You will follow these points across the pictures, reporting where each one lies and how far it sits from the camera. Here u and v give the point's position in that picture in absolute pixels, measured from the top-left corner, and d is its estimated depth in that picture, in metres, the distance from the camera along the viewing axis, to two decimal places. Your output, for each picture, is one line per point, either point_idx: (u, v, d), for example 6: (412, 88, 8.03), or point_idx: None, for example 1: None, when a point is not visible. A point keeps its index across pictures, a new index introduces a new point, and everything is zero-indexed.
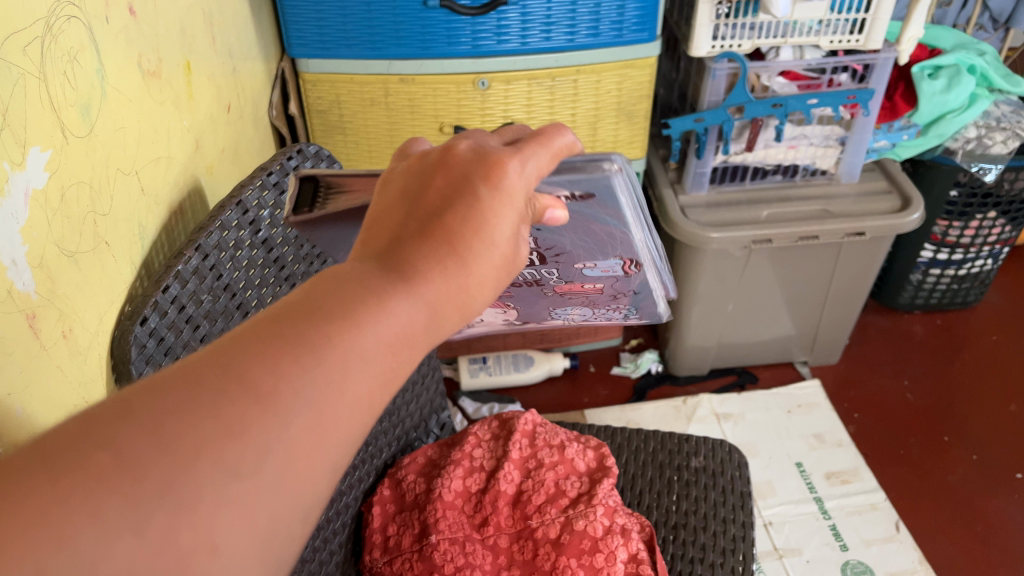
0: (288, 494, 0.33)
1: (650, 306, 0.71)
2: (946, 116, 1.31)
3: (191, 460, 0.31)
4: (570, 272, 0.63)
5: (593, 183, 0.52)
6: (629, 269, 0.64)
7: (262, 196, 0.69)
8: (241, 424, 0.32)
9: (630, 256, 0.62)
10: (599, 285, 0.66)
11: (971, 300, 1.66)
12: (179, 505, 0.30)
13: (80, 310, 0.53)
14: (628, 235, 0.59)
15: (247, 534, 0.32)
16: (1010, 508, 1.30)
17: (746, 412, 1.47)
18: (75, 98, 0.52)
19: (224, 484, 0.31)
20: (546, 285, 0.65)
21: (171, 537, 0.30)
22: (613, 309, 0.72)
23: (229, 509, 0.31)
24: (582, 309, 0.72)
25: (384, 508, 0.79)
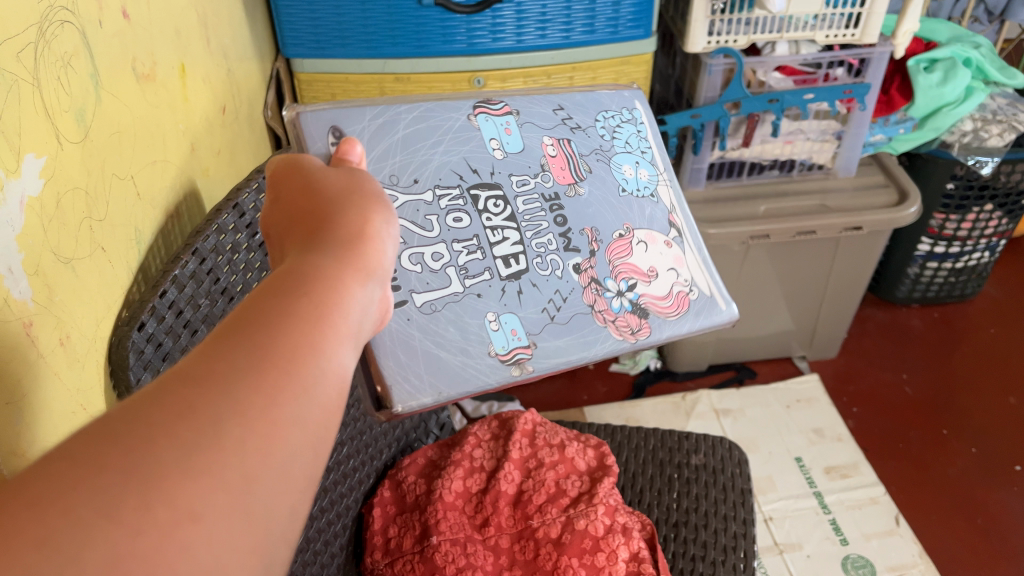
0: (260, 447, 0.31)
1: (609, 95, 0.76)
2: (942, 109, 1.31)
3: (144, 440, 0.29)
4: (525, 164, 0.67)
5: (316, 123, 0.62)
6: (498, 108, 0.70)
7: (259, 199, 0.69)
8: (186, 405, 0.31)
9: (464, 105, 0.68)
10: (542, 140, 0.69)
11: (968, 293, 1.66)
12: (147, 483, 0.28)
13: (78, 317, 0.52)
14: (422, 103, 0.67)
15: (225, 496, 0.30)
16: (1010, 500, 1.31)
17: (745, 407, 1.47)
18: (70, 104, 0.51)
19: (187, 453, 0.29)
20: (555, 188, 0.66)
21: (142, 512, 0.28)
22: (605, 142, 0.72)
23: (201, 480, 0.29)
24: (622, 156, 0.72)
25: (384, 510, 0.79)
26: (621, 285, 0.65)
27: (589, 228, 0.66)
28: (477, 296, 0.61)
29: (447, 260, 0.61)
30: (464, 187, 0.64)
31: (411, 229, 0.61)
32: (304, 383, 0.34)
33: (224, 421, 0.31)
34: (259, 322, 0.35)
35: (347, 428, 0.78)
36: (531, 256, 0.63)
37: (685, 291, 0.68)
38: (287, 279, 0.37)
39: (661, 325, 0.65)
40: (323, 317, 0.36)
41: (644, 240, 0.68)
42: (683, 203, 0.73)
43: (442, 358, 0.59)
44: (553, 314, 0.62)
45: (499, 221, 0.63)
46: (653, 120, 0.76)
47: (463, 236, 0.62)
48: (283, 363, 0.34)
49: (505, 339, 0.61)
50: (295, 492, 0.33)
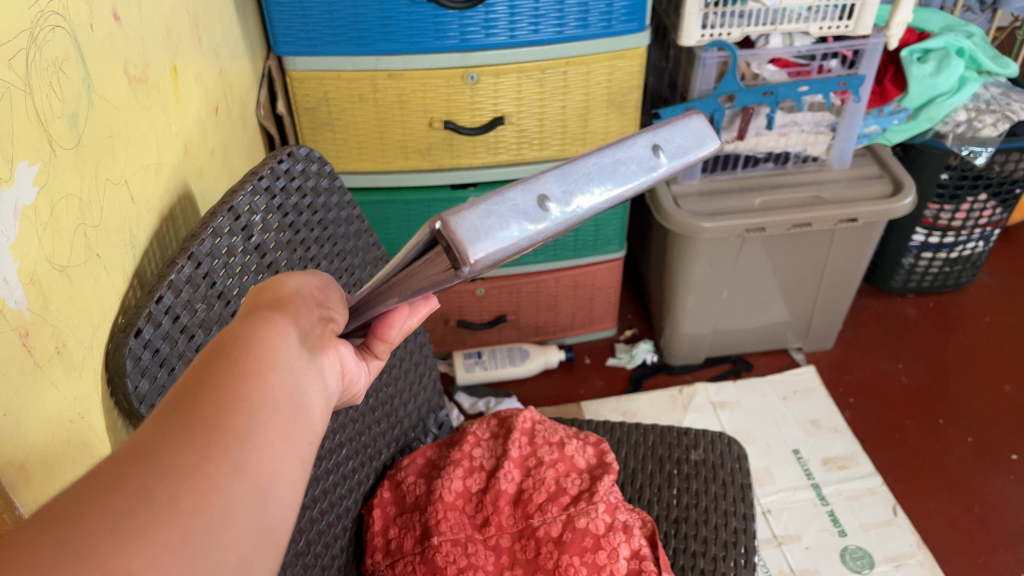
0: (196, 502, 0.33)
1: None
2: (936, 100, 1.31)
3: (74, 516, 0.30)
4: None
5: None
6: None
7: (254, 201, 0.68)
8: (113, 479, 0.32)
9: None
10: None
11: (963, 282, 1.66)
12: (79, 554, 0.29)
13: (74, 324, 0.52)
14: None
15: (162, 556, 0.31)
16: (1007, 488, 1.31)
17: (742, 399, 1.47)
18: (63, 109, 0.51)
19: (118, 521, 0.31)
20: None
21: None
22: None
23: (138, 543, 0.30)
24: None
25: (384, 511, 0.79)
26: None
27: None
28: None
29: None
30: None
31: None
32: (237, 434, 0.36)
33: (155, 485, 0.32)
34: (185, 395, 0.37)
35: (346, 429, 0.78)
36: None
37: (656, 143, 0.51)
38: (210, 349, 0.39)
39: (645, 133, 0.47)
40: (247, 370, 0.38)
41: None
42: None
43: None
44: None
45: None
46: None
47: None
48: (210, 419, 0.36)
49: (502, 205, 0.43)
50: (245, 537, 0.34)
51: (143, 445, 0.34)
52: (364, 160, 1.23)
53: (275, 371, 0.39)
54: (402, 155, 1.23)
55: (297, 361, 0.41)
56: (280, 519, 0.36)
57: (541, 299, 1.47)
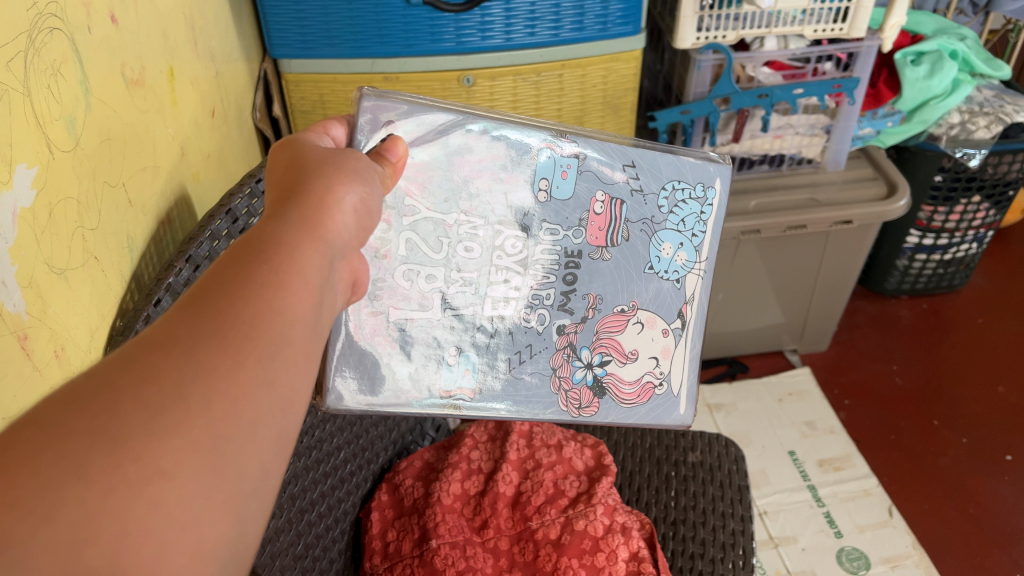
0: (226, 405, 0.33)
1: (693, 165, 0.68)
2: (931, 102, 1.32)
3: (108, 406, 0.31)
4: (562, 215, 0.65)
5: (375, 113, 0.58)
6: (566, 149, 0.64)
7: (252, 204, 0.68)
8: (147, 371, 0.32)
9: (535, 132, 0.63)
10: (597, 194, 0.65)
11: (956, 284, 1.67)
12: (114, 440, 0.30)
13: (71, 328, 0.52)
14: (493, 119, 0.62)
15: (195, 455, 0.32)
16: (1002, 489, 1.32)
17: (737, 401, 1.47)
18: (60, 112, 0.51)
19: (154, 416, 0.31)
20: (581, 245, 0.66)
21: (112, 472, 0.29)
22: (665, 207, 0.68)
23: (169, 441, 0.31)
24: (669, 232, 0.68)
25: (383, 514, 0.79)
26: (595, 357, 0.69)
27: (593, 294, 0.67)
28: (452, 331, 0.65)
29: (440, 285, 0.63)
30: (491, 222, 0.63)
31: (419, 245, 0.62)
32: (267, 346, 0.36)
33: (187, 380, 0.33)
34: (219, 292, 0.36)
35: (343, 433, 0.77)
36: (523, 305, 0.66)
37: (654, 383, 0.71)
38: (246, 243, 0.39)
39: (611, 406, 0.70)
40: (283, 283, 0.38)
41: (644, 322, 0.70)
42: (706, 299, 0.71)
43: (389, 378, 0.64)
44: (515, 365, 0.67)
45: (506, 264, 0.64)
46: (724, 204, 0.70)
47: (467, 270, 0.63)
48: (245, 328, 0.35)
49: (455, 377, 0.66)
50: (266, 447, 0.35)
51: (175, 336, 0.34)
52: None
53: (309, 289, 0.39)
54: None
55: (326, 282, 0.41)
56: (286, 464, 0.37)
57: None
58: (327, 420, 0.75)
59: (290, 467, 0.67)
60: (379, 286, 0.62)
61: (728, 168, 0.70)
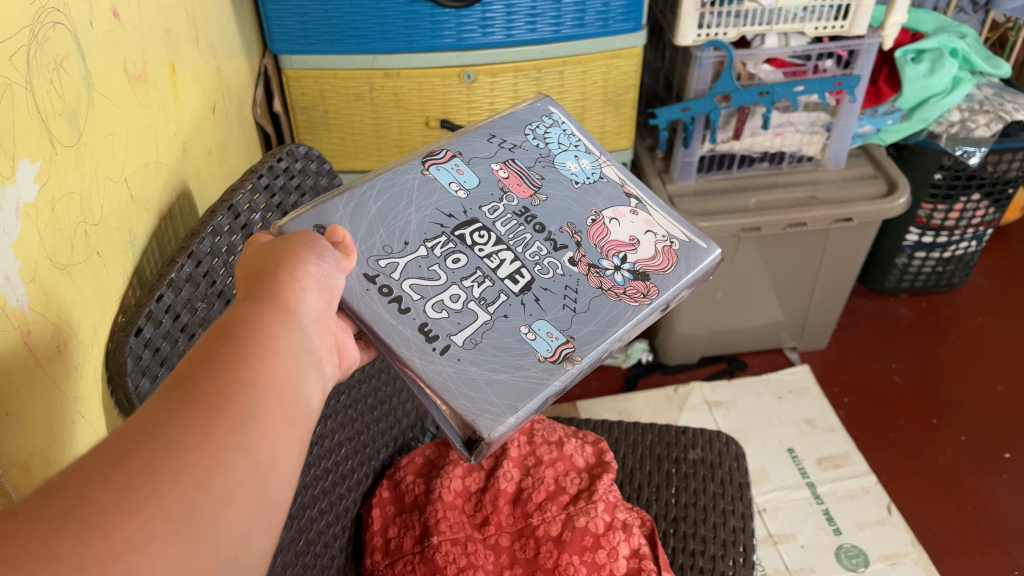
0: (197, 478, 0.34)
1: (526, 111, 0.75)
2: (930, 100, 1.32)
3: (80, 490, 0.32)
4: (489, 194, 0.66)
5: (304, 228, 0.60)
6: (444, 155, 0.68)
7: (254, 200, 0.68)
8: (118, 453, 0.34)
9: (413, 163, 0.67)
10: (493, 167, 0.68)
11: (955, 282, 1.67)
12: (84, 525, 0.31)
13: (74, 325, 0.51)
14: (378, 175, 0.65)
15: (166, 526, 0.32)
16: (1000, 488, 1.32)
17: (737, 399, 1.47)
18: (63, 107, 0.51)
19: (122, 494, 0.32)
20: (521, 204, 0.65)
21: (80, 549, 0.30)
22: (542, 145, 0.71)
23: (138, 514, 0.32)
24: (562, 155, 0.71)
25: (384, 510, 0.79)
26: (614, 260, 0.64)
27: (564, 225, 0.65)
28: (506, 317, 0.59)
29: (464, 297, 0.59)
30: (449, 230, 0.62)
31: (423, 283, 0.59)
32: (239, 415, 0.37)
33: (157, 461, 0.34)
34: (188, 377, 0.38)
35: (345, 429, 0.78)
36: (532, 266, 0.62)
37: (668, 244, 0.67)
38: (214, 330, 0.41)
39: (665, 279, 0.64)
40: (251, 353, 0.39)
41: (613, 216, 0.67)
42: (626, 170, 0.72)
43: (504, 379, 0.56)
44: (574, 305, 0.60)
45: (491, 250, 0.62)
46: (572, 117, 0.76)
47: (466, 270, 0.60)
48: (214, 401, 0.37)
49: (546, 343, 0.58)
50: (247, 508, 0.35)
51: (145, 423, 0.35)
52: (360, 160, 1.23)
53: (279, 358, 0.40)
54: (397, 155, 1.23)
55: (302, 348, 0.42)
56: (279, 503, 0.37)
57: None
58: (329, 416, 0.75)
59: None
60: (425, 329, 0.57)
61: (544, 98, 0.77)
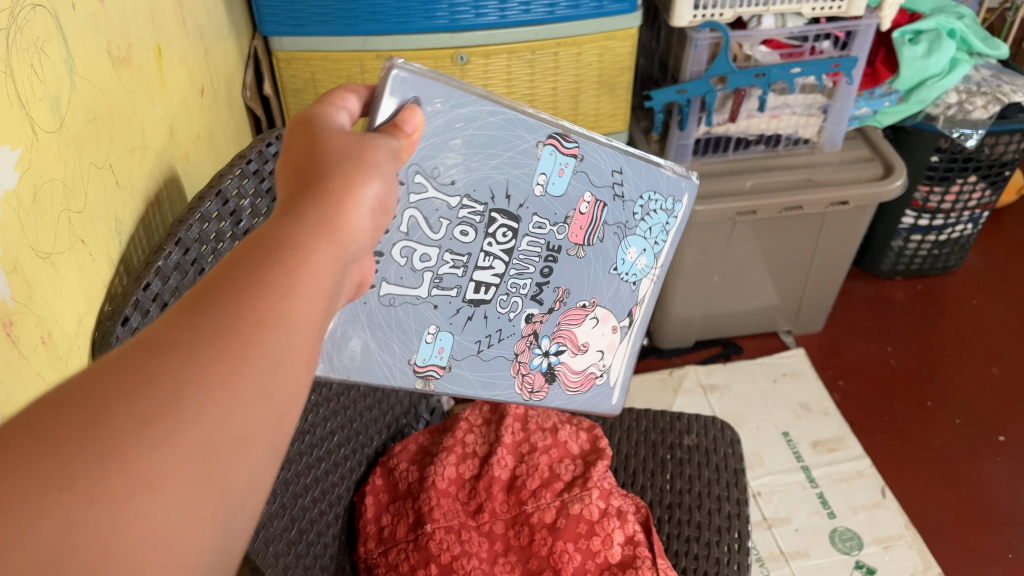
0: (218, 417, 0.31)
1: (670, 179, 0.68)
2: (927, 81, 1.31)
3: (98, 413, 0.29)
4: (552, 208, 0.62)
5: (404, 84, 0.52)
6: (568, 147, 0.61)
7: (242, 185, 0.67)
8: (141, 375, 0.31)
9: (542, 126, 0.59)
10: (585, 193, 0.63)
11: (951, 265, 1.67)
12: (103, 450, 0.29)
13: (58, 315, 0.50)
14: (509, 109, 0.57)
15: (184, 467, 0.30)
16: (995, 470, 1.32)
17: (732, 382, 1.47)
18: (44, 91, 0.49)
19: (144, 424, 0.29)
20: (562, 241, 0.64)
21: (100, 482, 0.28)
22: (637, 214, 0.67)
23: (159, 450, 0.29)
24: (637, 238, 0.68)
25: (377, 498, 0.78)
26: (551, 347, 0.70)
27: (563, 288, 0.66)
28: (433, 307, 0.62)
29: (431, 265, 0.59)
30: (490, 208, 0.59)
31: (420, 224, 0.57)
32: (269, 354, 0.34)
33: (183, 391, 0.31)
34: (222, 295, 0.34)
35: (337, 417, 0.77)
36: (500, 292, 0.64)
37: (596, 373, 0.75)
38: (257, 242, 0.37)
39: (557, 393, 0.74)
40: (293, 286, 0.36)
41: (599, 317, 0.71)
42: (655, 296, 0.74)
43: (370, 353, 0.64)
44: (482, 347, 0.67)
45: (495, 251, 0.61)
46: (686, 218, 0.71)
47: (460, 251, 0.59)
48: (248, 334, 0.33)
49: (430, 354, 0.65)
50: (257, 457, 0.33)
51: (171, 341, 0.32)
52: None
53: (319, 294, 0.37)
54: None
55: (337, 284, 0.39)
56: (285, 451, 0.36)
57: None
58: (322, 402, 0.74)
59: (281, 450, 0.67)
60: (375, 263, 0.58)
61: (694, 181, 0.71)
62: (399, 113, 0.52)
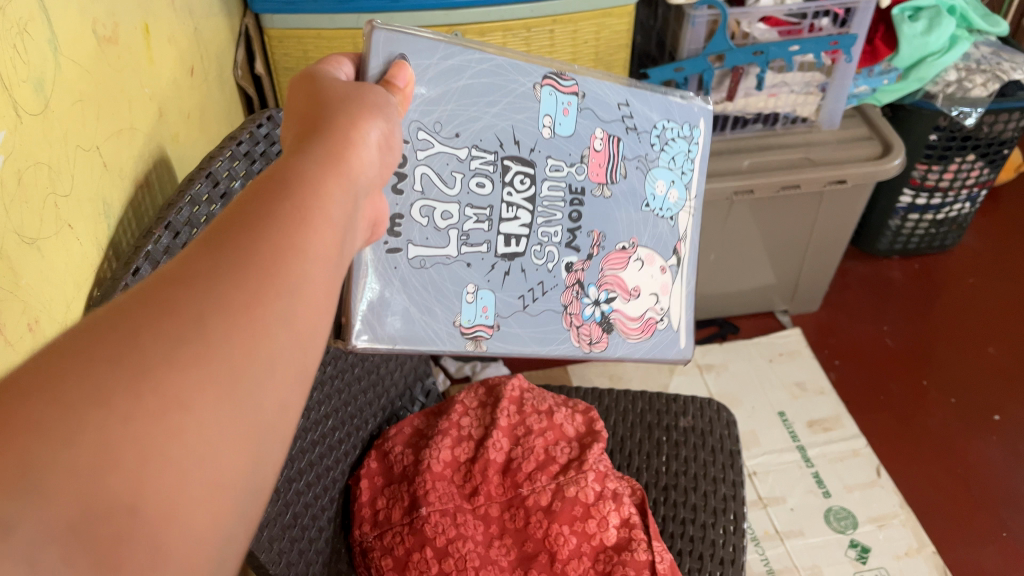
0: (244, 339, 0.32)
1: (679, 105, 0.75)
2: (927, 58, 1.29)
3: (128, 334, 0.30)
4: (569, 150, 0.65)
5: (387, 45, 0.54)
6: (567, 86, 0.65)
7: (233, 167, 0.66)
8: (165, 301, 0.31)
9: (536, 69, 0.63)
10: (595, 130, 0.67)
11: (948, 244, 1.66)
12: (141, 372, 0.29)
13: (45, 301, 0.50)
14: (499, 54, 0.61)
15: (213, 390, 0.31)
16: (989, 449, 1.33)
17: (728, 362, 1.47)
18: (28, 73, 0.48)
19: (174, 346, 0.30)
20: (585, 183, 0.67)
21: (134, 399, 0.29)
22: (654, 146, 0.72)
23: (189, 371, 0.30)
24: (661, 170, 0.73)
25: (372, 482, 0.78)
26: (601, 294, 0.70)
27: (597, 232, 0.69)
28: (466, 265, 0.63)
29: (455, 221, 0.61)
30: (501, 154, 0.62)
31: (434, 180, 0.59)
32: (286, 283, 0.35)
33: (207, 316, 0.32)
34: (241, 226, 0.35)
35: (331, 400, 0.76)
36: (532, 242, 0.65)
37: (656, 319, 0.75)
38: (271, 178, 0.38)
39: (619, 341, 0.72)
40: (306, 219, 0.36)
41: (643, 259, 0.73)
42: (695, 232, 0.77)
43: (412, 317, 0.61)
44: (528, 300, 0.66)
45: (516, 199, 0.63)
46: (707, 144, 0.77)
47: (480, 202, 0.61)
48: (265, 262, 0.34)
49: (473, 313, 0.64)
50: (283, 383, 0.34)
51: (191, 281, 0.32)
52: None
53: (332, 226, 0.38)
54: None
55: (348, 220, 0.40)
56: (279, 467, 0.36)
57: None
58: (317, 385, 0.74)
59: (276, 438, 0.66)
60: (395, 222, 0.58)
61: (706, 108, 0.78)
62: (388, 69, 0.54)
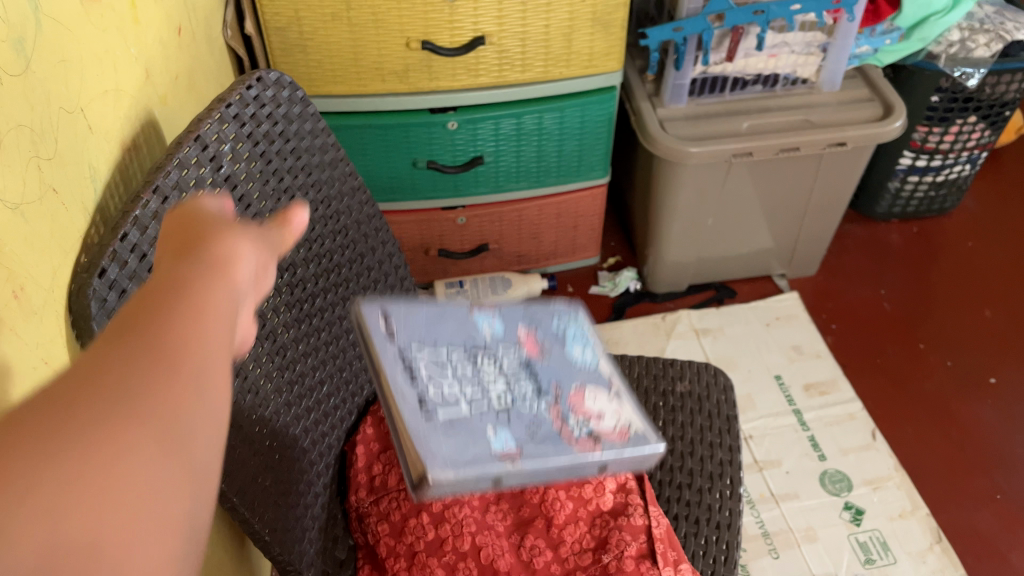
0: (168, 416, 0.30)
1: (541, 310, 0.70)
2: (930, 18, 1.24)
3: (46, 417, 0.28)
4: (491, 350, 0.65)
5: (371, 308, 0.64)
6: (485, 319, 0.68)
7: (222, 130, 0.63)
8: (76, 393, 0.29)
9: (450, 313, 0.67)
10: (521, 339, 0.67)
11: (947, 207, 1.65)
12: (68, 455, 0.27)
13: (31, 267, 0.49)
14: (427, 305, 0.66)
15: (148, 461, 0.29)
16: (983, 412, 1.33)
17: (724, 326, 1.47)
18: (6, 32, 0.46)
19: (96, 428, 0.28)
20: (523, 363, 0.65)
21: (65, 471, 0.27)
22: (556, 328, 0.69)
23: (122, 446, 0.28)
24: (572, 345, 0.68)
25: (368, 448, 0.77)
26: (577, 420, 0.61)
27: (553, 385, 0.64)
28: (477, 418, 0.59)
29: (462, 396, 0.61)
30: (470, 349, 0.64)
31: (422, 368, 0.61)
32: (194, 374, 0.32)
33: (121, 400, 0.29)
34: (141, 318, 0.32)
35: (326, 365, 0.75)
36: (511, 401, 0.61)
37: (625, 425, 0.62)
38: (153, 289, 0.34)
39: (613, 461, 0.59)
40: (205, 305, 0.34)
41: (594, 393, 0.64)
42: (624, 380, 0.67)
43: (450, 448, 0.56)
44: (537, 434, 0.59)
45: (492, 386, 0.62)
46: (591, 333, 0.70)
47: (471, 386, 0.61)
48: (174, 354, 0.32)
49: (501, 443, 0.57)
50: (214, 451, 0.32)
51: (106, 377, 0.30)
52: (339, 86, 1.18)
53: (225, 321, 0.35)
54: (378, 80, 1.17)
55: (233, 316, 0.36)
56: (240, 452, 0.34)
57: (523, 228, 1.46)
58: (309, 351, 0.72)
59: (271, 406, 0.66)
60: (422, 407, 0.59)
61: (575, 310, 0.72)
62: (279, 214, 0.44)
